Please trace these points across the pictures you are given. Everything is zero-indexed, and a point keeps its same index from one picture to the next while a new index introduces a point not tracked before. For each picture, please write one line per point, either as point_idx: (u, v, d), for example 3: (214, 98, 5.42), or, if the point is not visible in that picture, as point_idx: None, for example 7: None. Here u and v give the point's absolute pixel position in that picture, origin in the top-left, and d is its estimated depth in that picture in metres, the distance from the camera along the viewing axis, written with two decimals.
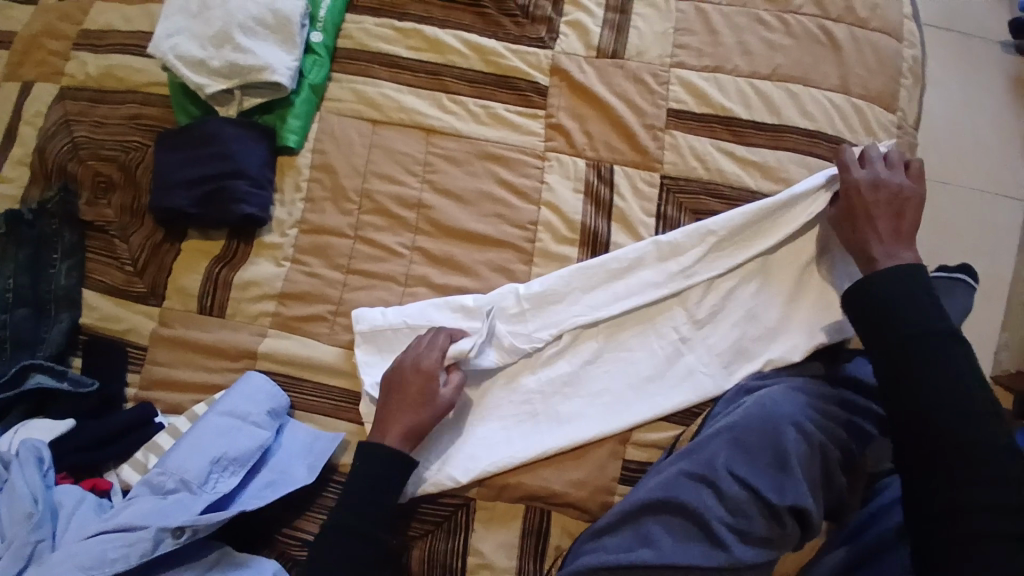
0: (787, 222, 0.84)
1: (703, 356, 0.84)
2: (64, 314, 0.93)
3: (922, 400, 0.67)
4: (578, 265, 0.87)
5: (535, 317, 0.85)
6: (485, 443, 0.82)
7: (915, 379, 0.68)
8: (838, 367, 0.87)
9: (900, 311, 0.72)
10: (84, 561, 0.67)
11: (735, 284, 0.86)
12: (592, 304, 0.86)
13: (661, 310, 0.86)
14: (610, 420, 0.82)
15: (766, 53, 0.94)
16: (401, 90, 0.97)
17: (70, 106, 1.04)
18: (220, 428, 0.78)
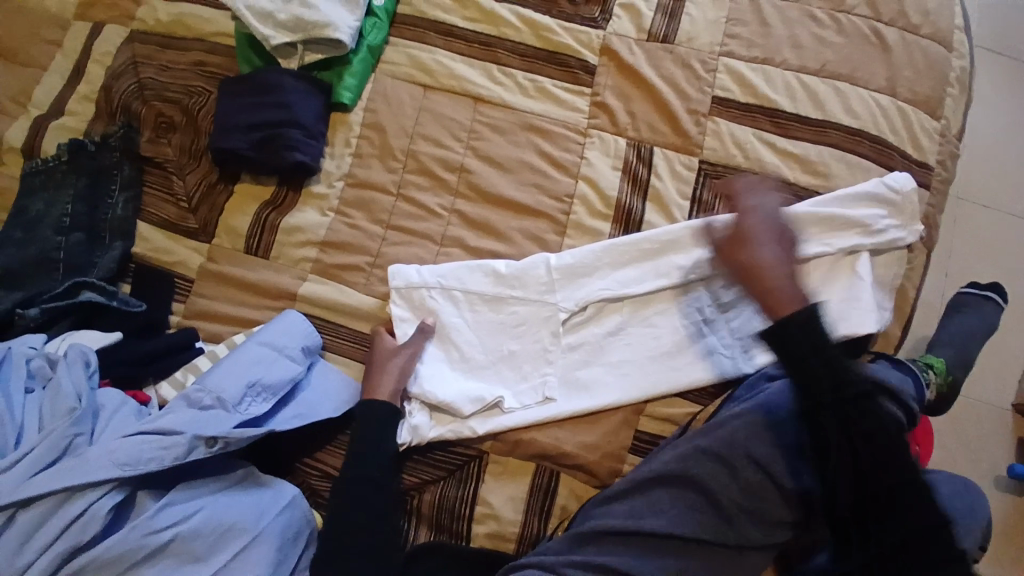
0: (822, 229, 0.86)
1: (723, 338, 0.86)
2: (117, 242, 0.99)
3: (864, 456, 0.69)
4: (609, 240, 0.90)
5: (565, 287, 0.88)
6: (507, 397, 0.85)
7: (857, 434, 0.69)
8: (867, 364, 0.86)
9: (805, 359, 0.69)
10: (121, 457, 0.72)
11: None
12: (621, 279, 0.88)
13: (688, 293, 0.88)
14: (627, 390, 0.85)
15: (815, 49, 0.94)
16: (454, 58, 1.00)
17: (138, 49, 1.10)
18: (257, 357, 0.83)
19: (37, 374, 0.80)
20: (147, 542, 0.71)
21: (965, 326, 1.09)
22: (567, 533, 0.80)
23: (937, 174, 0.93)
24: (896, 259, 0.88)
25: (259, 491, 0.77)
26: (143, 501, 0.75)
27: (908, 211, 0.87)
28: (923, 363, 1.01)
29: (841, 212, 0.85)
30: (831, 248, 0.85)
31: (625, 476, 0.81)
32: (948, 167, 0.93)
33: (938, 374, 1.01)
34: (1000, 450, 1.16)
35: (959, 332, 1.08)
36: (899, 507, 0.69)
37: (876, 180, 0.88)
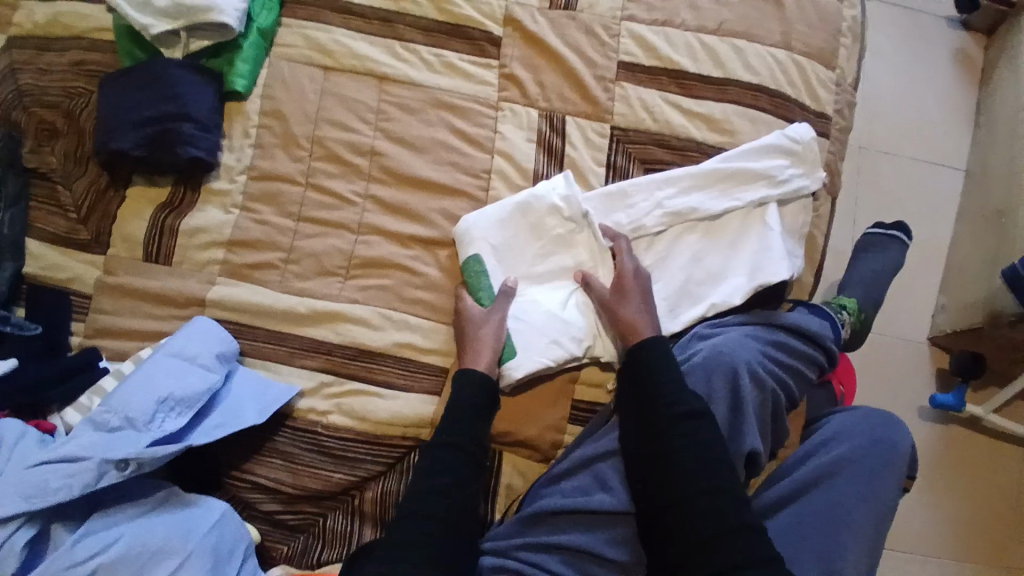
0: (729, 185, 0.88)
1: None
2: (8, 262, 0.89)
3: (665, 465, 0.75)
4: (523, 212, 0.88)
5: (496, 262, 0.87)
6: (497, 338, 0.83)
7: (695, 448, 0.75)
8: (781, 310, 0.90)
9: (663, 380, 0.79)
10: (25, 490, 0.67)
11: (681, 230, 0.89)
12: (543, 255, 0.88)
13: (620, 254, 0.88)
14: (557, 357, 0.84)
15: (714, 8, 0.96)
16: (353, 37, 0.96)
17: (15, 53, 0.99)
18: (167, 369, 0.78)
19: None
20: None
21: (874, 266, 1.15)
22: (516, 515, 0.80)
23: (835, 123, 0.96)
24: (802, 207, 0.91)
25: (187, 510, 0.73)
26: (58, 535, 0.69)
27: (809, 159, 0.91)
28: (837, 305, 1.05)
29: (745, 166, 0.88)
30: (740, 202, 0.88)
31: (571, 449, 0.82)
32: (845, 116, 0.98)
33: (851, 314, 1.06)
34: (913, 379, 1.25)
35: (868, 273, 1.14)
36: (697, 519, 0.72)
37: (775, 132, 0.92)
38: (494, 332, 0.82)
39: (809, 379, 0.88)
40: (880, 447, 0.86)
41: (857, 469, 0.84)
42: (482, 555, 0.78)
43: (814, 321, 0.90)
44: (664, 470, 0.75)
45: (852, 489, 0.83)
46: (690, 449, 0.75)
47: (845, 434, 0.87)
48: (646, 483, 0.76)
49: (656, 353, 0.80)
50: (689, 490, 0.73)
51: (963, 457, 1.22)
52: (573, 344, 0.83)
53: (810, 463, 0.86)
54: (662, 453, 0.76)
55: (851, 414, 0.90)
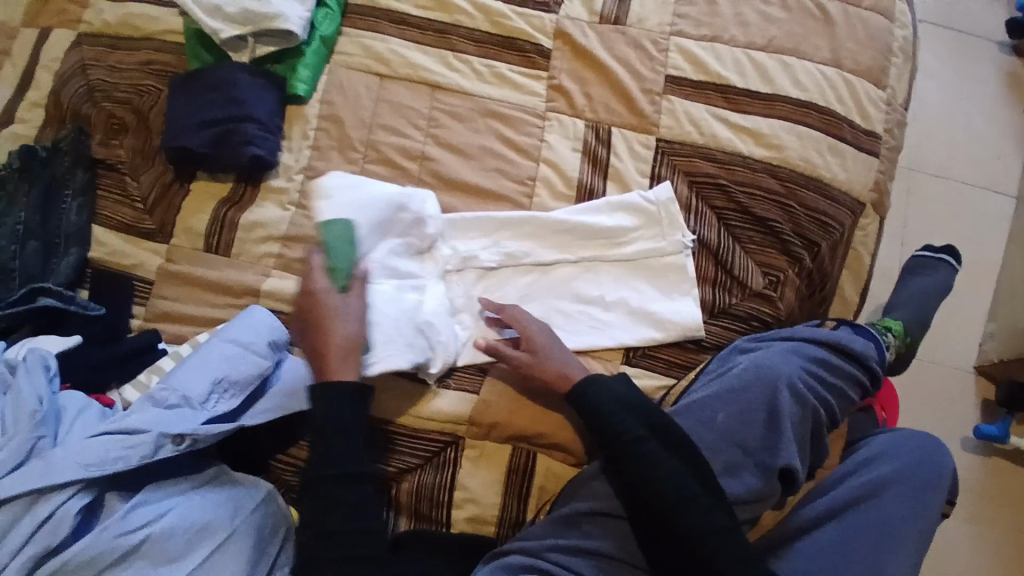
0: (625, 230, 0.90)
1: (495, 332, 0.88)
2: (73, 249, 0.95)
3: (641, 483, 0.76)
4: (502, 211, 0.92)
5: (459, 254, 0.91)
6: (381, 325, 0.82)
7: (678, 482, 0.75)
8: (815, 322, 0.91)
9: (608, 418, 0.78)
10: (86, 458, 0.71)
11: (572, 265, 0.91)
12: (470, 250, 0.91)
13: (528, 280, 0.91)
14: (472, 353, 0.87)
15: (762, 26, 0.97)
16: (409, 47, 1.00)
17: (86, 52, 1.07)
18: (223, 353, 0.81)
19: None
20: (119, 542, 0.69)
21: (920, 290, 1.13)
22: (549, 516, 0.81)
23: (884, 142, 0.96)
24: (847, 225, 0.91)
25: (233, 488, 0.76)
26: (113, 502, 0.73)
27: (668, 220, 0.90)
28: (882, 326, 1.04)
29: (779, 184, 0.90)
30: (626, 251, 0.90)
31: (607, 452, 0.83)
32: (894, 135, 0.97)
33: (897, 336, 1.04)
34: (959, 409, 1.21)
35: (914, 297, 1.12)
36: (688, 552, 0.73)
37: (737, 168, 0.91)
38: (355, 328, 0.75)
39: (851, 399, 0.87)
40: (922, 469, 0.84)
41: (902, 489, 0.83)
42: (514, 552, 0.79)
43: (858, 339, 0.89)
44: (646, 502, 0.76)
45: (897, 509, 0.81)
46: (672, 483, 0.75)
47: (886, 454, 0.86)
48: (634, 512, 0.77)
49: (589, 392, 0.79)
50: (676, 523, 0.74)
51: (1012, 493, 1.17)
52: (425, 347, 0.84)
53: (851, 482, 0.84)
54: (642, 485, 0.76)
55: (896, 434, 0.89)
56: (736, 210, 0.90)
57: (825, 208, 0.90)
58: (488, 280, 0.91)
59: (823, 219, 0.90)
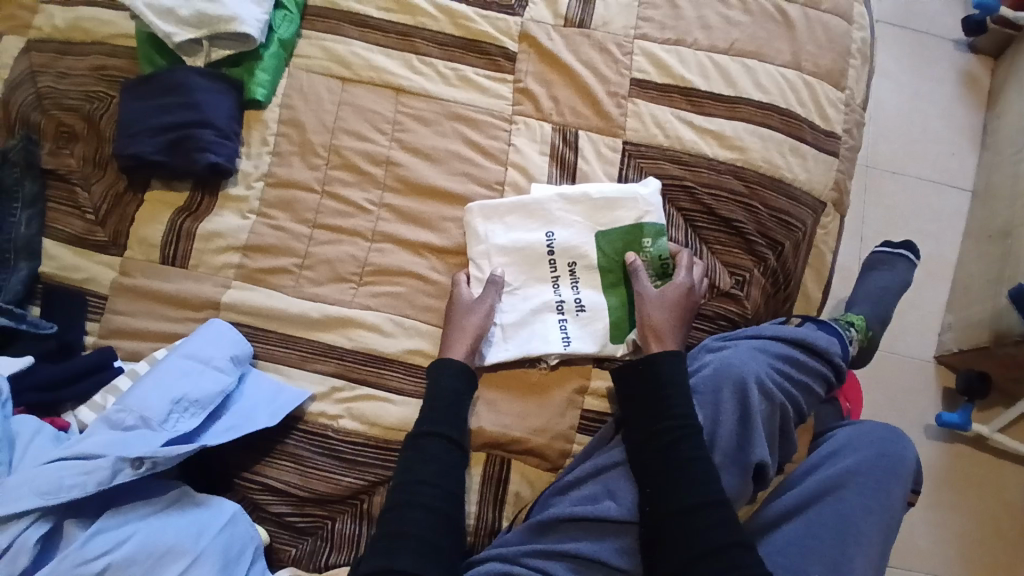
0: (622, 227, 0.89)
1: (531, 330, 0.87)
2: (22, 264, 0.91)
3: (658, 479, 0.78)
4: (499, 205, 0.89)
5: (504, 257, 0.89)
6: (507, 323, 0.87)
7: (693, 472, 0.77)
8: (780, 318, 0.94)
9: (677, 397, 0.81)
10: (40, 486, 0.67)
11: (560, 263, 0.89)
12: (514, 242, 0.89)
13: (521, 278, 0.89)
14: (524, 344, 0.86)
15: (724, 29, 0.98)
16: (372, 50, 0.98)
17: (34, 58, 1.01)
18: (182, 370, 0.79)
19: None
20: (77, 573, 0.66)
21: (881, 284, 1.16)
22: (524, 524, 0.80)
23: (843, 142, 0.98)
24: (808, 223, 0.93)
25: (198, 510, 0.74)
26: (70, 530, 0.70)
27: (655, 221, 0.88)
28: (845, 322, 1.06)
29: (739, 183, 0.91)
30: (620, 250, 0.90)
31: (580, 460, 0.83)
32: (853, 135, 0.99)
33: (859, 331, 1.07)
34: (919, 399, 1.25)
35: (875, 291, 1.15)
36: (699, 544, 0.74)
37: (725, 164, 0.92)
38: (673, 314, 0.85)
39: (816, 394, 0.89)
40: (884, 459, 0.87)
41: (866, 479, 0.85)
42: (490, 562, 0.78)
43: (821, 335, 0.91)
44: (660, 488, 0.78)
45: (860, 500, 0.83)
46: (686, 471, 0.77)
47: (849, 446, 0.88)
48: (649, 498, 0.78)
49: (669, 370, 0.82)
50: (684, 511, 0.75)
51: (969, 479, 1.21)
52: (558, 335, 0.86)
53: (817, 474, 0.86)
54: (665, 470, 0.78)
55: (857, 427, 0.91)
56: (702, 212, 0.91)
57: (789, 208, 0.92)
58: (592, 276, 0.89)
59: (786, 218, 0.92)
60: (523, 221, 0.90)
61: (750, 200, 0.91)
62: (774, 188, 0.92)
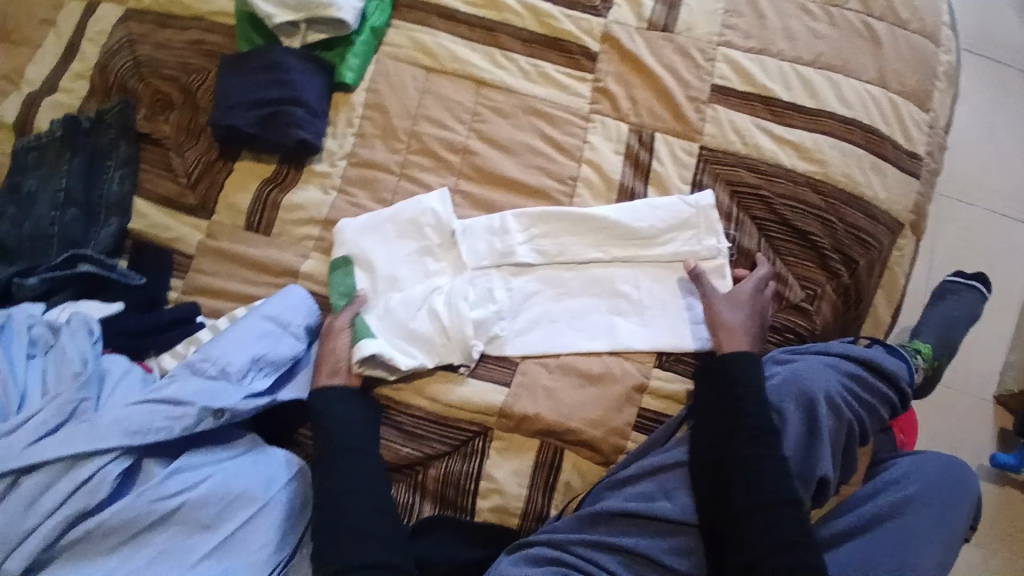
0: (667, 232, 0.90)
1: (570, 326, 0.89)
2: (114, 219, 0.97)
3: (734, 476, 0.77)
4: (542, 212, 0.91)
5: (547, 240, 0.91)
6: (544, 320, 0.89)
7: (768, 476, 0.76)
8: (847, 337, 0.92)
9: (746, 394, 0.80)
10: (130, 426, 0.71)
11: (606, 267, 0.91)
12: (555, 246, 0.91)
13: (568, 274, 0.91)
14: (563, 339, 0.88)
15: (809, 41, 0.98)
16: (457, 42, 1.01)
17: (134, 27, 1.08)
18: (262, 330, 0.82)
19: (38, 340, 0.78)
20: (155, 507, 0.70)
21: (948, 314, 1.12)
22: (575, 513, 0.81)
23: (924, 164, 0.96)
24: (883, 244, 0.92)
25: (265, 459, 0.77)
26: (151, 468, 0.73)
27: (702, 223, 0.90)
28: (911, 348, 1.04)
29: (816, 198, 0.91)
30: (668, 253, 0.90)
31: (635, 458, 0.83)
32: (934, 158, 0.98)
33: (925, 359, 1.04)
34: (979, 438, 1.21)
35: (941, 320, 1.12)
36: (756, 550, 0.73)
37: (805, 178, 0.92)
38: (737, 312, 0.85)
39: (880, 419, 0.88)
40: (950, 487, 0.85)
41: (932, 506, 0.83)
42: (539, 546, 0.79)
43: (891, 359, 0.89)
44: (728, 489, 0.77)
45: (923, 527, 0.81)
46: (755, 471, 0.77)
47: (915, 472, 0.86)
48: (706, 492, 0.79)
49: (737, 366, 0.82)
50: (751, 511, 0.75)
51: None
52: (592, 335, 0.88)
53: (879, 497, 0.84)
54: (728, 471, 0.77)
55: (922, 455, 0.89)
56: (777, 222, 0.91)
57: (866, 225, 0.91)
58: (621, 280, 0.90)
59: (860, 235, 0.90)
60: (561, 223, 0.91)
61: (824, 213, 0.90)
62: (853, 205, 0.91)
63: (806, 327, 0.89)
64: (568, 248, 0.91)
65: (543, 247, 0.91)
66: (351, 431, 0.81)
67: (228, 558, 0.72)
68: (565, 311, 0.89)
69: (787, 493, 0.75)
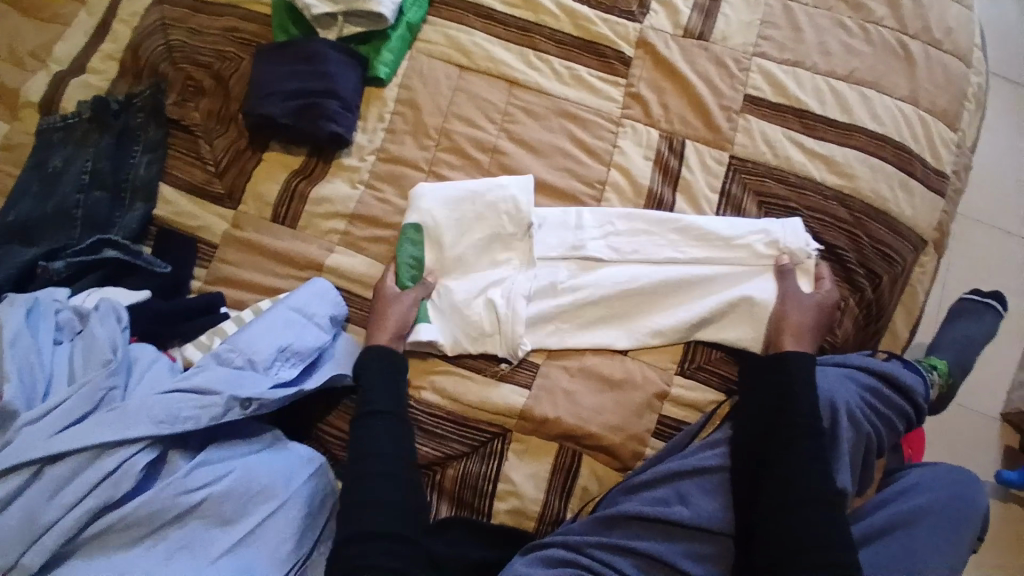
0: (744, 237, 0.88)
1: (635, 323, 0.88)
2: (139, 205, 0.96)
3: (766, 480, 0.77)
4: (602, 213, 0.92)
5: (622, 237, 0.91)
6: (605, 315, 0.88)
7: (797, 484, 0.76)
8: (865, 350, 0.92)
9: (788, 393, 0.80)
10: (158, 414, 0.71)
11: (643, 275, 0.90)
12: (616, 247, 0.90)
13: (631, 274, 0.90)
14: (625, 335, 0.87)
15: (844, 55, 0.98)
16: (491, 42, 1.01)
17: (167, 11, 1.08)
18: (287, 321, 0.82)
19: (65, 326, 0.78)
20: (178, 501, 0.70)
21: (967, 334, 1.12)
22: (591, 515, 0.81)
23: (952, 184, 0.96)
24: (908, 261, 0.91)
25: (287, 454, 0.77)
26: (175, 459, 0.73)
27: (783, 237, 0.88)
28: (928, 364, 1.04)
29: (844, 210, 0.91)
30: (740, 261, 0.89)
31: (652, 463, 0.83)
32: (963, 178, 0.98)
33: (941, 375, 1.04)
34: (989, 458, 1.20)
35: (960, 340, 1.11)
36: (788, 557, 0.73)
37: (834, 191, 0.92)
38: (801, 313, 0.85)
39: (898, 433, 0.87)
40: (957, 500, 0.84)
41: (940, 518, 0.83)
42: (553, 547, 0.79)
43: (910, 374, 0.89)
44: (758, 495, 0.77)
45: (931, 539, 0.81)
46: (786, 478, 0.76)
47: (924, 485, 0.86)
48: (737, 497, 0.79)
49: (781, 363, 0.82)
50: (781, 516, 0.75)
51: None
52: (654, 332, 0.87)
53: (888, 508, 0.84)
54: (760, 477, 0.78)
55: (932, 467, 0.89)
56: (806, 235, 0.90)
57: (892, 242, 0.91)
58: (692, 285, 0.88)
59: (888, 251, 0.90)
60: (637, 223, 0.91)
61: (853, 227, 0.90)
62: (882, 220, 0.91)
63: (825, 339, 0.89)
64: (600, 251, 0.90)
65: (612, 245, 0.90)
66: (387, 393, 0.82)
67: (248, 554, 0.71)
68: (631, 308, 0.89)
69: (818, 494, 0.75)
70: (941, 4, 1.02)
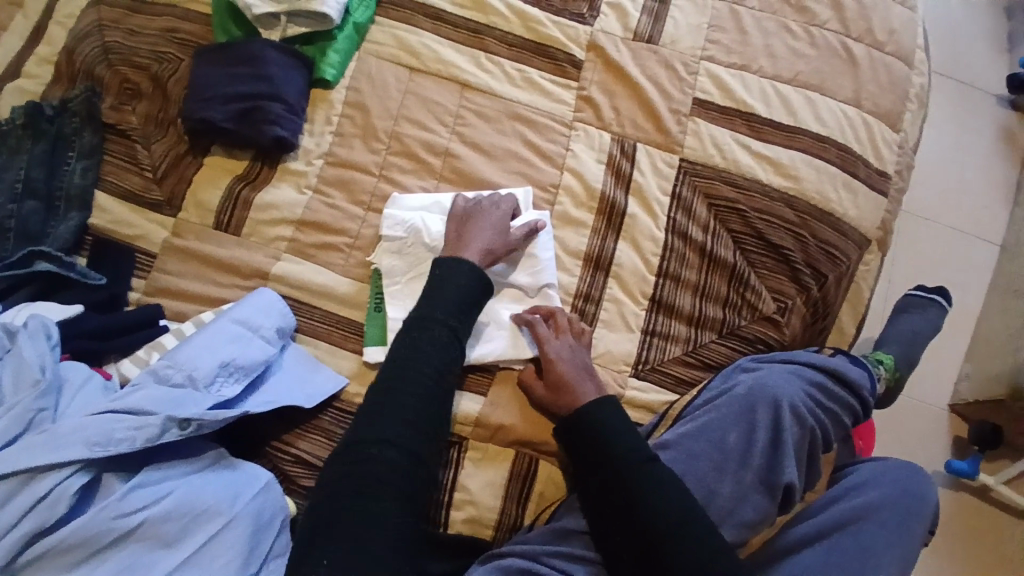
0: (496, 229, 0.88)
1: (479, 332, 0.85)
2: (73, 213, 0.91)
3: (641, 513, 0.76)
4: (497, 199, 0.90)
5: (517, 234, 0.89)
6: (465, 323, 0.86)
7: (671, 515, 0.75)
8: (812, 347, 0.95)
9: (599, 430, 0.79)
10: (88, 437, 0.67)
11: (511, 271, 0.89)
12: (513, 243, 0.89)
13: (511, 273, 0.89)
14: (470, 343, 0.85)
15: (790, 60, 1.00)
16: (441, 43, 1.00)
17: (103, 12, 1.02)
18: (230, 335, 0.79)
19: None
20: (113, 526, 0.66)
21: (912, 328, 1.16)
22: (547, 526, 0.81)
23: (893, 183, 0.99)
24: (853, 259, 0.94)
25: (232, 473, 0.74)
26: (111, 482, 0.69)
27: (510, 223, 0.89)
28: (874, 358, 1.07)
29: (791, 212, 0.93)
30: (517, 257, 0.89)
31: None
32: (902, 177, 1.01)
33: (887, 369, 1.08)
34: (932, 445, 1.25)
35: (905, 334, 1.15)
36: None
37: (781, 194, 0.93)
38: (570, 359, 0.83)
39: (845, 426, 0.89)
40: (906, 496, 0.86)
41: (888, 514, 0.84)
42: (511, 557, 0.78)
43: (854, 368, 0.91)
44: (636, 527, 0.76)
45: (881, 534, 0.83)
46: (662, 509, 0.75)
47: (874, 481, 0.88)
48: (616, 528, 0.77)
49: (594, 414, 0.80)
50: (664, 545, 0.74)
51: (976, 529, 1.21)
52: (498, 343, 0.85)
53: (841, 505, 0.85)
54: (629, 508, 0.76)
55: (881, 462, 0.91)
56: (753, 236, 0.92)
57: (836, 241, 0.93)
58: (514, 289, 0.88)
59: (832, 250, 0.93)
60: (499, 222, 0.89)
61: (801, 230, 0.92)
62: (827, 221, 0.93)
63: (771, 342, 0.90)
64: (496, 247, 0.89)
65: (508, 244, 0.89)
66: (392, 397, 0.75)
67: None
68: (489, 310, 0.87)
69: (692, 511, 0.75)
70: (883, 9, 1.05)
